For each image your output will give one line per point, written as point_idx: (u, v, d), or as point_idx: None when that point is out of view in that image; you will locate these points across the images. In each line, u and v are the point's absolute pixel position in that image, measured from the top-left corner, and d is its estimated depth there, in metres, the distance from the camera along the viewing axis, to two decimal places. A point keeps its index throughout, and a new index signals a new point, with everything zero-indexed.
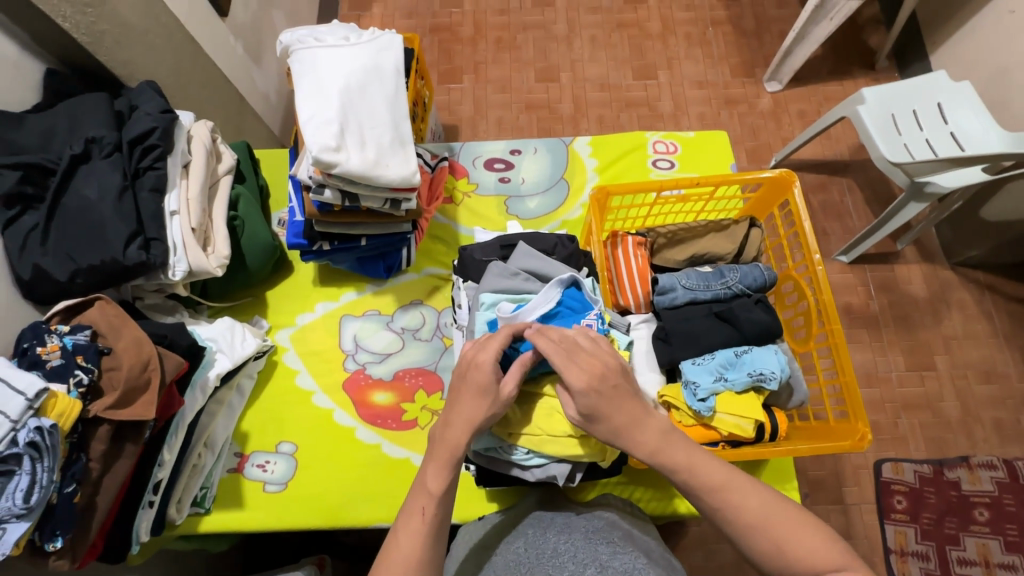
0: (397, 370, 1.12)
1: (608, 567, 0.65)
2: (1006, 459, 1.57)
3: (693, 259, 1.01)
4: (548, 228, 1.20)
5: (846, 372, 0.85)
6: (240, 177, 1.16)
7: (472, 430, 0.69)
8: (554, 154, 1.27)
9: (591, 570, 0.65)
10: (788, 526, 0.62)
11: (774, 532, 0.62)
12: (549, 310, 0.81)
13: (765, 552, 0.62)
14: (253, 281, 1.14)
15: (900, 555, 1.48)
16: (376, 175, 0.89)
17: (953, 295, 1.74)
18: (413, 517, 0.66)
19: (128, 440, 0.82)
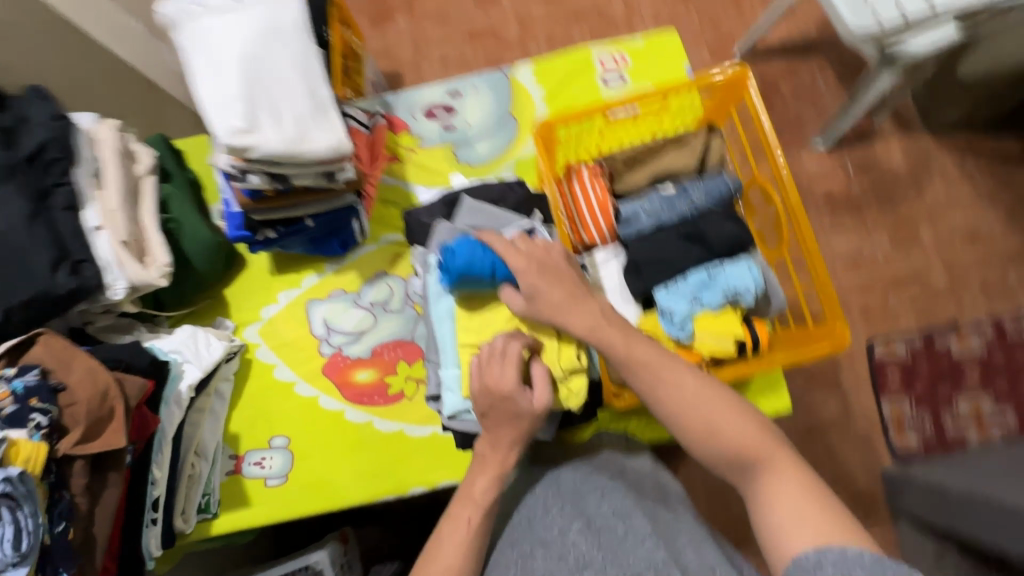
0: (374, 347, 1.09)
1: (595, 518, 0.66)
2: (994, 318, 1.59)
3: (655, 180, 0.95)
4: (503, 171, 1.12)
5: (820, 274, 0.81)
6: (165, 175, 1.07)
7: None
8: (496, 89, 1.17)
9: (578, 524, 0.66)
10: (726, 417, 0.63)
11: (713, 419, 0.63)
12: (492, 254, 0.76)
13: (703, 438, 0.64)
14: (207, 283, 1.08)
15: (897, 426, 1.53)
16: (299, 151, 0.81)
17: (934, 164, 1.69)
18: (459, 525, 0.66)
19: (109, 469, 0.81)
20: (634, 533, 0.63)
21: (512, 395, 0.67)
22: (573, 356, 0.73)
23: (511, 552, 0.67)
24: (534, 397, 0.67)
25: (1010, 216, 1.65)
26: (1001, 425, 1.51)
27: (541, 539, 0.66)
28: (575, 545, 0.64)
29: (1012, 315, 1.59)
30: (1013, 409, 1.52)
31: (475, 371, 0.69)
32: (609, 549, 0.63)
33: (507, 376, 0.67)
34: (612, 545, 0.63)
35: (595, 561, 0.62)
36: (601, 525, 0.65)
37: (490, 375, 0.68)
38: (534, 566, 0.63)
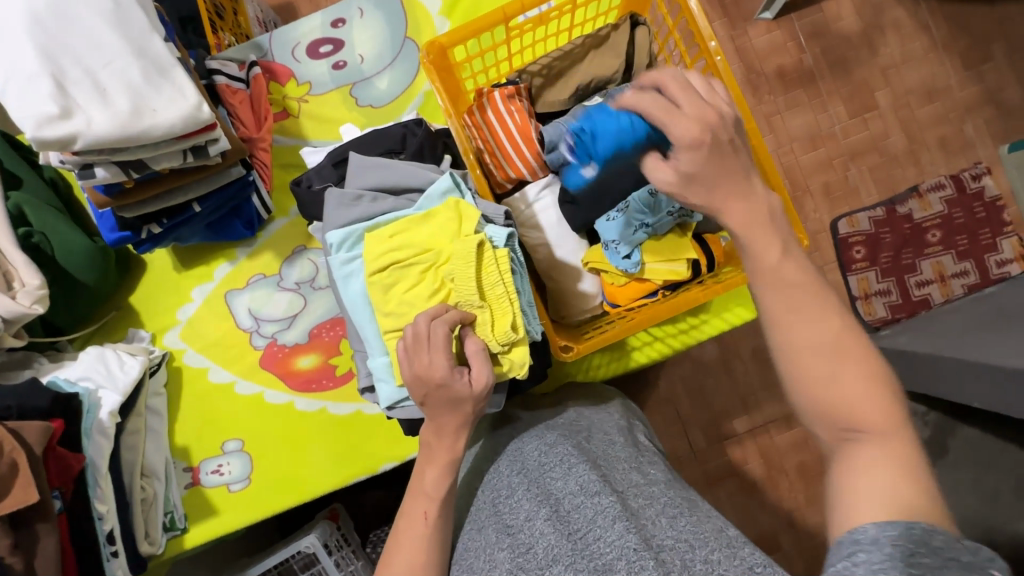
0: (310, 330, 1.00)
1: (562, 501, 0.57)
2: (954, 175, 1.55)
3: (579, 93, 0.82)
4: (412, 108, 0.97)
5: (769, 177, 0.72)
6: (14, 182, 0.89)
7: None
8: (385, 9, 0.99)
9: (544, 510, 0.57)
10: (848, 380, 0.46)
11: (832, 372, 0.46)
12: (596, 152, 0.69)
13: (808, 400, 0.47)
14: (103, 294, 0.96)
15: (864, 298, 1.52)
16: (140, 129, 0.66)
17: (887, 17, 1.56)
18: (416, 523, 0.62)
19: (35, 522, 0.74)
20: (602, 513, 0.54)
21: (445, 381, 0.59)
22: (508, 328, 0.62)
23: (478, 538, 0.62)
24: (472, 377, 0.61)
25: (967, 64, 1.56)
26: (963, 281, 1.51)
27: (506, 527, 0.59)
28: (541, 535, 0.55)
29: (971, 169, 1.54)
30: (974, 264, 1.52)
31: (403, 357, 0.61)
32: (577, 539, 0.53)
33: (437, 360, 0.59)
34: (579, 534, 0.53)
35: (562, 552, 0.53)
36: (567, 509, 0.56)
37: (418, 361, 0.60)
38: (500, 559, 0.57)
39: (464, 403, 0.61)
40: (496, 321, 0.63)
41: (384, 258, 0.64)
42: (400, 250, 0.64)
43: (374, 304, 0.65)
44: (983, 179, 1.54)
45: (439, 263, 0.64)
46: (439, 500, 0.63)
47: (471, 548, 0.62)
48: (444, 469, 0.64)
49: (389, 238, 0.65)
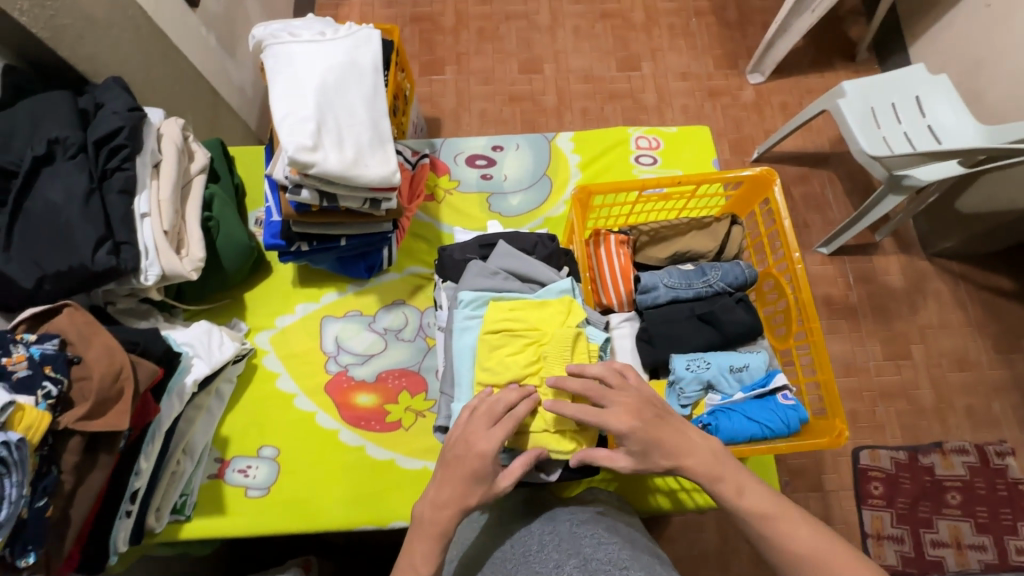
0: (380, 371, 1.11)
1: (591, 560, 0.61)
2: (978, 444, 1.62)
3: (675, 258, 1.00)
4: (532, 225, 1.19)
5: (824, 369, 0.84)
6: (214, 176, 1.13)
7: (487, 461, 0.67)
8: (536, 149, 1.26)
9: (574, 561, 0.62)
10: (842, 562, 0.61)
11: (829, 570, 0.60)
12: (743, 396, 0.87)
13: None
14: (231, 282, 1.11)
15: (877, 538, 1.52)
16: (354, 175, 0.87)
17: (929, 286, 1.78)
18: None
19: (101, 450, 0.80)
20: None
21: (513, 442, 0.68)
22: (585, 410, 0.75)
23: None
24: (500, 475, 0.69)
25: (998, 347, 1.72)
26: (979, 555, 1.51)
27: (535, 573, 0.62)
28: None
29: (995, 444, 1.62)
30: (993, 541, 1.52)
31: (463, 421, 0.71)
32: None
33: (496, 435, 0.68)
34: None
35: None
36: (597, 566, 0.60)
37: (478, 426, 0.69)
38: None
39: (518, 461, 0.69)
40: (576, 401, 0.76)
41: (501, 323, 0.78)
42: (514, 322, 0.78)
43: (478, 356, 0.78)
44: (1006, 457, 1.61)
45: (540, 342, 0.77)
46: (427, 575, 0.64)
47: None
48: None
49: (509, 310, 0.79)
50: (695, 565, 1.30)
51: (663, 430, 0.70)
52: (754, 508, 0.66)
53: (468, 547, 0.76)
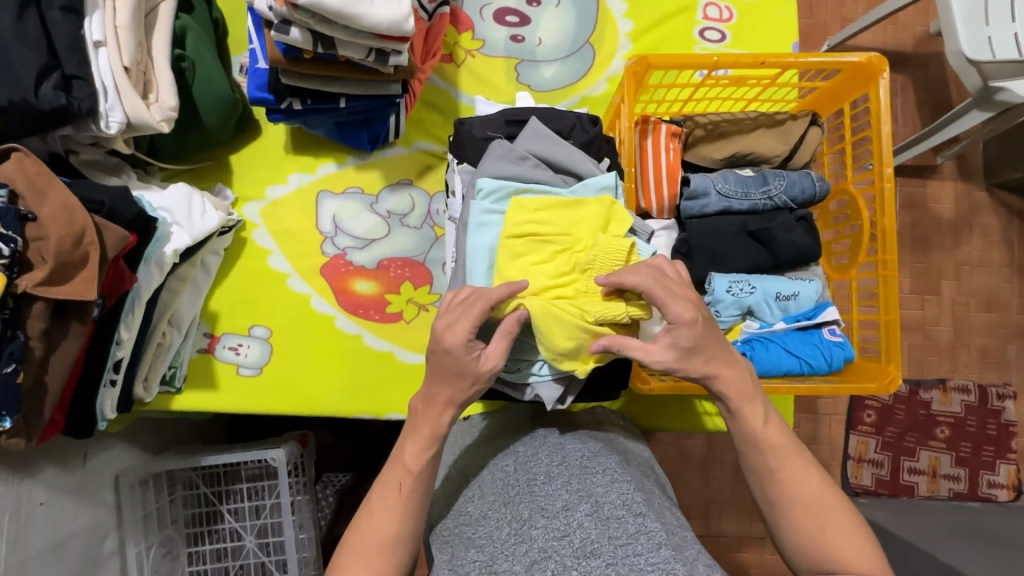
0: (381, 259, 1.00)
1: (603, 504, 0.56)
2: (981, 385, 1.59)
3: (733, 160, 0.85)
4: (565, 104, 1.01)
5: (889, 309, 0.73)
6: (186, 5, 0.92)
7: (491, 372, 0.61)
8: (580, 9, 1.03)
9: (585, 505, 0.56)
10: (837, 518, 0.58)
11: (821, 519, 0.58)
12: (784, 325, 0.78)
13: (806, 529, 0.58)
14: (213, 141, 0.96)
15: (856, 461, 1.55)
16: (355, 15, 0.69)
17: (979, 219, 1.62)
18: (389, 491, 0.60)
19: (72, 318, 0.73)
20: (647, 533, 0.52)
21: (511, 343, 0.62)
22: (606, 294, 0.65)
23: (504, 511, 0.59)
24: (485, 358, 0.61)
25: None
26: (951, 484, 1.55)
27: (540, 510, 0.57)
28: (582, 528, 0.54)
29: (999, 387, 1.59)
30: (967, 474, 1.55)
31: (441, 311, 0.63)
32: (618, 546, 0.52)
33: (497, 348, 0.62)
34: (621, 539, 0.52)
35: (603, 551, 0.51)
36: (611, 513, 0.55)
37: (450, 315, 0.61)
38: (533, 534, 0.55)
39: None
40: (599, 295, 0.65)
41: (524, 227, 0.66)
42: (540, 224, 0.67)
43: (498, 265, 0.66)
44: (1005, 400, 1.59)
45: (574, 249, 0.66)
46: (416, 472, 0.61)
47: (490, 518, 0.59)
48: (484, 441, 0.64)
49: (534, 211, 0.67)
50: (677, 470, 1.32)
51: (691, 359, 0.61)
52: (770, 441, 0.61)
53: (461, 453, 0.71)
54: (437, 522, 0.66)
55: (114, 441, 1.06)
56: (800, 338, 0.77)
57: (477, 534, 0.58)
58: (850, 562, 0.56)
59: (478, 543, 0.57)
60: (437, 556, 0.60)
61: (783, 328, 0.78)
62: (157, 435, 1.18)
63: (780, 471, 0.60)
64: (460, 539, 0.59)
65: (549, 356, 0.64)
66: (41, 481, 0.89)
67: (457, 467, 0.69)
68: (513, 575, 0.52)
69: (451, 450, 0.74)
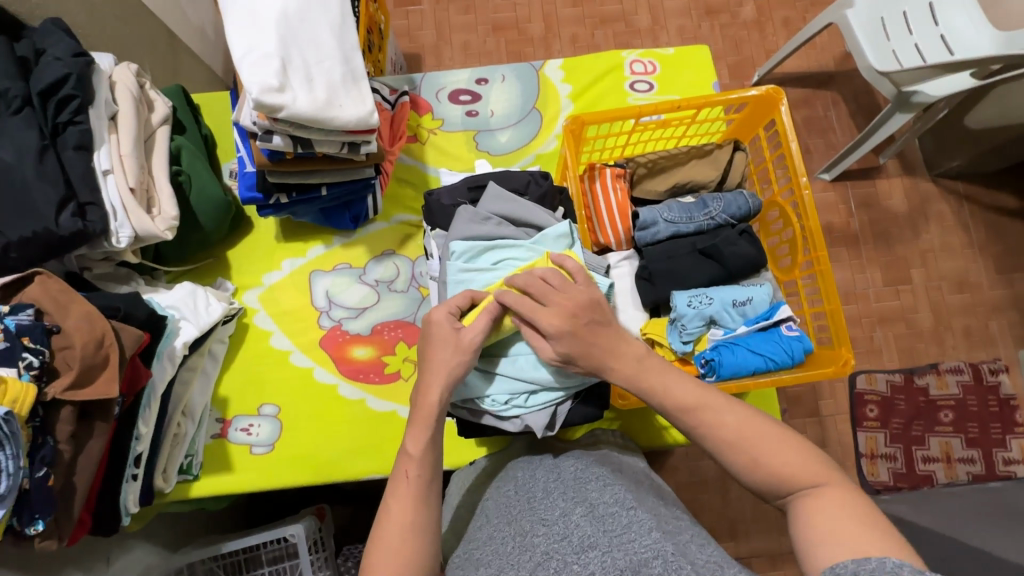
0: (375, 324, 1.08)
1: (598, 504, 0.61)
2: (973, 363, 1.63)
3: (676, 190, 0.95)
4: (522, 163, 1.12)
5: (831, 299, 0.80)
6: (179, 127, 1.05)
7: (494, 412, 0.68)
8: (523, 80, 1.17)
9: (581, 508, 0.61)
10: (766, 441, 0.58)
11: (756, 449, 0.58)
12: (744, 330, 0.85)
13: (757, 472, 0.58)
14: (211, 241, 1.06)
15: (870, 458, 1.57)
16: (327, 117, 0.80)
17: (932, 208, 1.74)
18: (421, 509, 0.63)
19: (95, 418, 0.79)
20: (638, 521, 0.57)
21: None
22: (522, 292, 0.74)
23: (508, 529, 0.63)
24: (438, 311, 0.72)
25: (999, 268, 1.70)
26: (968, 468, 1.55)
27: (541, 520, 0.62)
28: (579, 527, 0.59)
29: (990, 363, 1.64)
30: (981, 454, 1.57)
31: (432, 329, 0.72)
32: (613, 536, 0.57)
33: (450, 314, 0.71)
34: (615, 531, 0.57)
35: (599, 542, 0.57)
36: (605, 511, 0.60)
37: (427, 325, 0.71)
38: (535, 542, 0.59)
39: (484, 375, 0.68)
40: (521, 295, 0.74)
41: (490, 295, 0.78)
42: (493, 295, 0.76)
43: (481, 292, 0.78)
44: (1000, 375, 1.63)
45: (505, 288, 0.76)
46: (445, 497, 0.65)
47: (495, 537, 0.63)
48: None
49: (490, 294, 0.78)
50: (696, 491, 1.34)
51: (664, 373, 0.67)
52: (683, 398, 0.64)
53: (466, 492, 0.78)
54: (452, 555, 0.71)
55: (135, 541, 1.09)
56: (762, 338, 0.84)
57: (484, 553, 0.62)
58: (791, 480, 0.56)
59: (485, 559, 0.61)
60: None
61: (744, 332, 0.85)
62: (178, 531, 1.20)
63: (702, 414, 0.62)
64: (469, 561, 0.61)
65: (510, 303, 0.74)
66: None
67: (465, 506, 0.76)
68: None
69: (457, 491, 0.80)
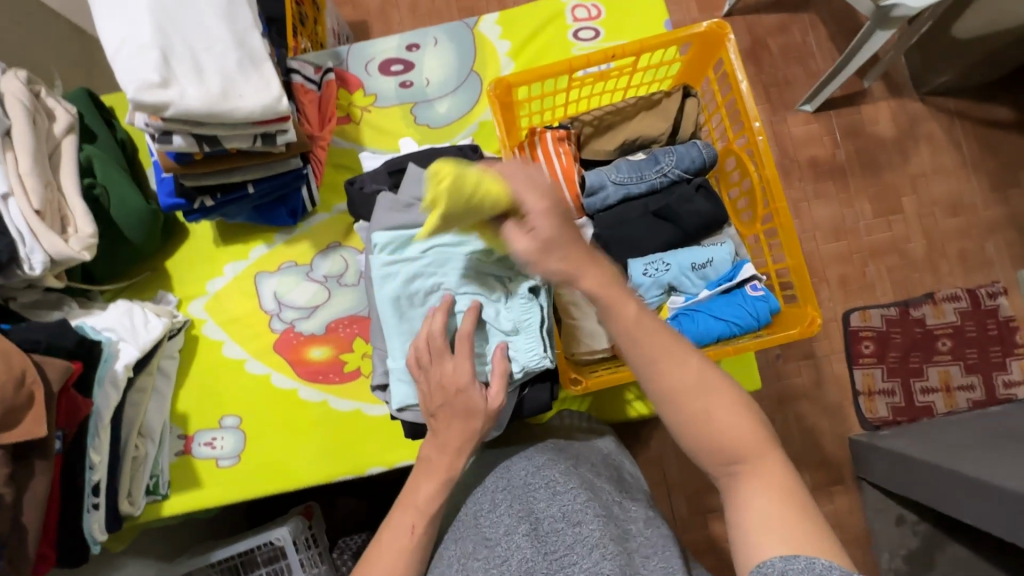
0: (328, 322, 1.03)
1: (543, 522, 0.60)
2: (970, 289, 1.57)
3: (626, 147, 0.88)
4: (464, 134, 1.04)
5: (793, 253, 0.74)
6: (89, 135, 0.97)
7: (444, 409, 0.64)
8: (458, 42, 1.07)
9: (524, 527, 0.60)
10: (717, 402, 0.53)
11: (708, 403, 0.53)
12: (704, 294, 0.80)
13: (693, 423, 0.53)
14: (145, 253, 1.01)
15: (868, 395, 1.51)
16: (225, 110, 0.73)
17: (922, 129, 1.63)
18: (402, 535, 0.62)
19: (35, 456, 0.76)
20: (579, 541, 0.57)
21: (466, 387, 0.64)
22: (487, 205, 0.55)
23: (455, 547, 0.63)
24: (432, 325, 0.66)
25: (994, 185, 1.61)
26: (967, 395, 1.52)
27: (485, 540, 0.61)
28: (519, 550, 0.59)
29: (988, 286, 1.57)
30: (981, 380, 1.52)
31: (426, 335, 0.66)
32: (554, 559, 0.58)
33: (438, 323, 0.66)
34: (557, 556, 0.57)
35: (538, 569, 0.57)
36: (548, 528, 0.59)
37: (437, 320, 0.66)
38: (475, 566, 0.59)
39: (463, 395, 0.64)
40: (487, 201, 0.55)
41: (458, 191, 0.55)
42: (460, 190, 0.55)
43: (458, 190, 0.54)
44: (998, 298, 1.56)
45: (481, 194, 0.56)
46: (429, 512, 0.64)
47: (442, 555, 0.63)
48: (448, 489, 0.65)
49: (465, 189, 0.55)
50: None
51: None
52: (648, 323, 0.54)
53: None
54: None
55: (123, 559, 1.09)
56: (725, 300, 0.78)
57: (433, 572, 0.62)
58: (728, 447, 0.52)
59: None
60: None
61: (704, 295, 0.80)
62: (169, 542, 1.20)
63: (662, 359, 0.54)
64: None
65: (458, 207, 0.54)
66: None
67: None
68: None
69: None
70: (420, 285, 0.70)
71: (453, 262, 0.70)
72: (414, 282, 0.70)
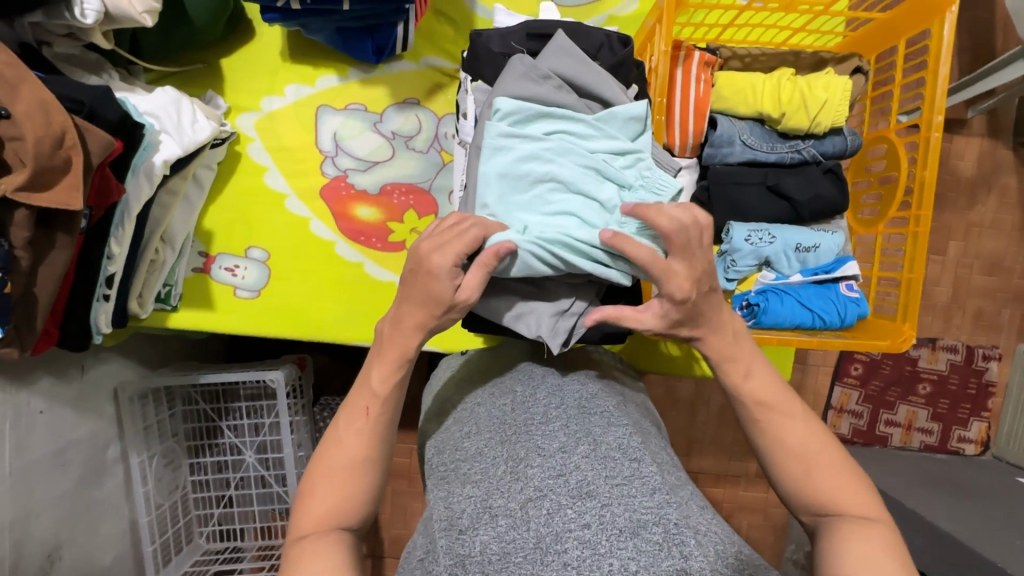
0: (384, 183, 0.95)
1: (601, 445, 0.60)
2: (970, 345, 1.44)
3: (764, 116, 0.76)
4: (592, 22, 0.91)
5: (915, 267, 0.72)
6: None
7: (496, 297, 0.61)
8: None
9: (583, 447, 0.60)
10: (831, 465, 0.55)
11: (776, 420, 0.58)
12: (797, 281, 0.77)
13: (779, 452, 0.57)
14: (201, 42, 0.88)
15: (837, 411, 1.43)
16: None
17: (998, 180, 1.42)
18: (352, 422, 0.58)
19: (58, 229, 0.68)
20: (642, 477, 0.55)
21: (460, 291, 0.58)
22: (831, 112, 0.73)
23: (501, 449, 0.63)
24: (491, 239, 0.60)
25: None
26: (924, 437, 1.43)
27: (538, 450, 0.61)
28: (580, 469, 0.57)
29: (986, 348, 1.44)
30: (940, 429, 1.43)
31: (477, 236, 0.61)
32: (614, 485, 0.55)
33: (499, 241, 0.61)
34: (618, 481, 0.55)
35: (599, 491, 0.54)
36: (608, 454, 0.59)
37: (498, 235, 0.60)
38: (530, 473, 0.58)
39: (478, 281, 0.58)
40: (827, 106, 0.73)
41: (805, 94, 0.73)
42: (810, 99, 0.73)
43: (814, 97, 0.73)
44: (990, 362, 1.44)
45: (822, 97, 0.73)
46: (385, 410, 0.59)
47: (485, 455, 0.63)
48: None
49: (820, 93, 0.73)
50: (664, 409, 1.33)
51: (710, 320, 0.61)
52: (758, 395, 0.59)
53: (443, 385, 0.81)
54: (433, 455, 0.70)
55: (112, 355, 1.06)
56: (817, 293, 0.76)
57: (473, 470, 0.62)
58: (842, 500, 0.54)
59: (474, 479, 0.61)
60: (434, 489, 0.64)
61: (795, 283, 0.77)
62: (155, 351, 1.18)
63: (771, 420, 0.58)
64: (455, 475, 0.63)
65: (814, 111, 0.74)
66: (39, 392, 0.88)
67: (437, 404, 0.78)
68: (509, 511, 0.55)
69: (444, 370, 0.84)
70: (531, 167, 0.63)
71: (575, 154, 0.64)
72: (526, 163, 0.63)
